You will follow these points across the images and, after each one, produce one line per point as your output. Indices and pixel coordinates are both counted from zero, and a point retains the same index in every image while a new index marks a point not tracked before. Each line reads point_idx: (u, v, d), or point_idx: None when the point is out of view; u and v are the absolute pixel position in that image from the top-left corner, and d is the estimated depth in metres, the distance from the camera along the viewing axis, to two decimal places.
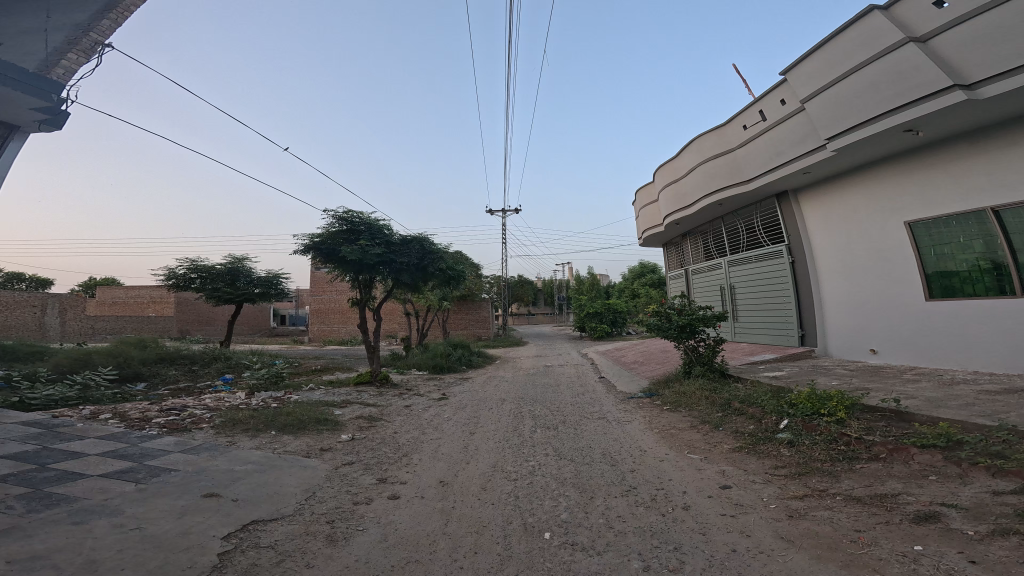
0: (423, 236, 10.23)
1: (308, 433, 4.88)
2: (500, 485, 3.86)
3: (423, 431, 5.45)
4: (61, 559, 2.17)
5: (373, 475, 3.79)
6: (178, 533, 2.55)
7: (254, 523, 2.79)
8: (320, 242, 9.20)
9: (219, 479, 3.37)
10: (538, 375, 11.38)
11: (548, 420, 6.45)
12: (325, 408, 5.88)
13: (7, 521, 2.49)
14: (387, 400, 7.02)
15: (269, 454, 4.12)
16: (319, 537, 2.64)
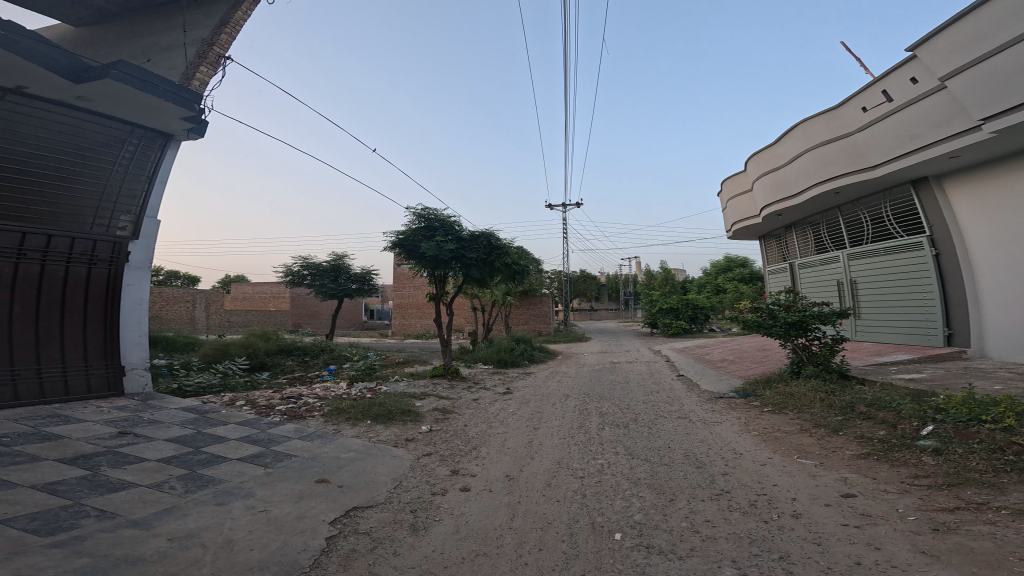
0: (491, 231, 10.48)
1: (395, 423, 5.36)
2: (568, 482, 3.91)
3: (490, 425, 5.67)
4: (207, 538, 2.67)
5: (448, 467, 4.06)
6: (295, 516, 2.99)
7: (355, 509, 3.17)
8: (402, 239, 9.83)
9: (326, 466, 3.85)
10: (606, 371, 11.15)
11: (618, 418, 6.34)
12: (407, 399, 6.39)
13: (172, 500, 3.12)
14: (458, 393, 7.41)
15: (363, 441, 4.61)
16: (404, 526, 2.92)
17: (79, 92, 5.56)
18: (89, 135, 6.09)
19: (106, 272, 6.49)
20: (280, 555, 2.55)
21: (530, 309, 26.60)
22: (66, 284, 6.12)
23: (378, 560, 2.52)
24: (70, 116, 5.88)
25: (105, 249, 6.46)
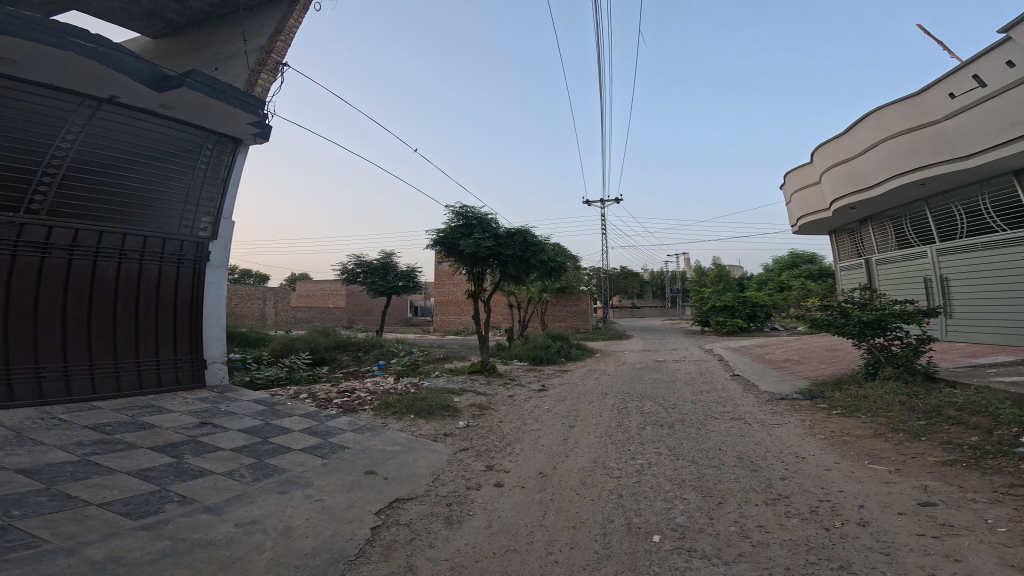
0: (527, 228, 10.50)
1: (435, 417, 5.54)
2: (604, 481, 3.91)
3: (525, 422, 5.73)
4: (270, 524, 2.92)
5: (483, 462, 4.17)
6: (346, 506, 3.20)
7: (397, 500, 3.34)
8: (441, 237, 10.07)
9: (373, 458, 4.06)
10: (647, 369, 10.93)
11: (660, 418, 6.21)
12: (446, 394, 6.59)
13: (242, 487, 3.43)
14: (494, 389, 7.53)
15: (406, 435, 4.80)
16: (440, 519, 3.05)
17: (162, 100, 5.96)
18: (172, 142, 6.49)
19: (193, 271, 6.77)
20: (330, 543, 2.74)
21: (568, 306, 26.38)
22: (161, 284, 6.40)
23: (415, 552, 2.64)
24: (155, 125, 6.29)
25: (192, 249, 6.75)
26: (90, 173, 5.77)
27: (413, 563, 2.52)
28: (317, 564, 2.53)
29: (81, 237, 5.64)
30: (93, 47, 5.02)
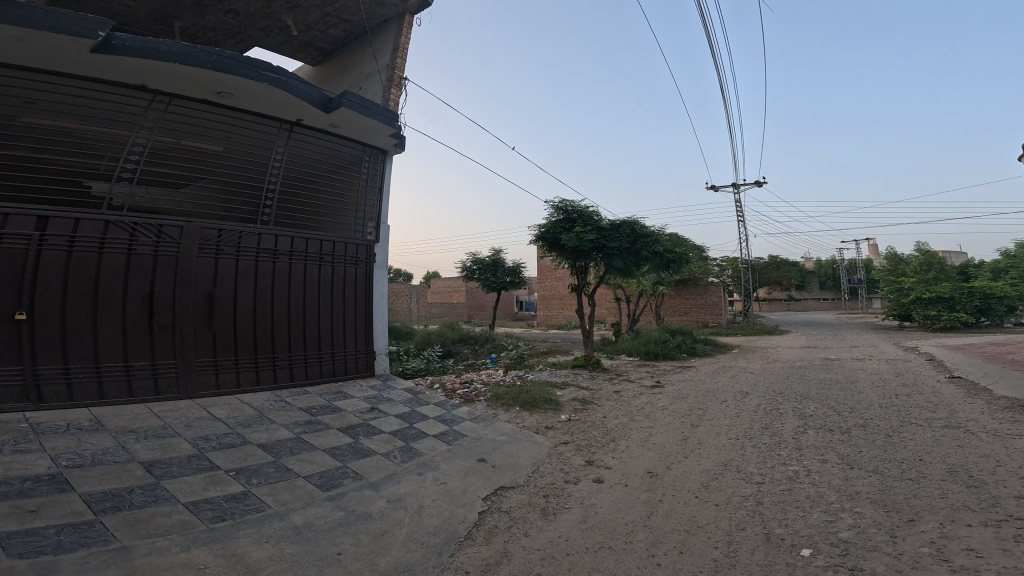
0: (632, 219, 10.02)
1: (537, 411, 5.43)
2: (736, 487, 3.46)
3: (633, 418, 5.44)
4: (413, 503, 3.05)
5: (583, 456, 4.07)
6: (461, 490, 3.31)
7: (502, 488, 3.39)
8: (543, 234, 10.13)
9: (483, 445, 4.14)
10: (808, 369, 9.42)
11: (824, 421, 5.22)
12: (549, 387, 6.51)
13: (392, 466, 3.60)
14: (599, 384, 7.32)
15: (510, 426, 4.84)
16: (535, 509, 3.04)
17: (332, 122, 5.84)
18: (341, 158, 6.34)
19: (372, 275, 6.45)
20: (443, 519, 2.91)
21: (694, 297, 24.43)
22: (352, 290, 6.20)
23: (513, 539, 2.63)
24: (330, 145, 6.19)
25: (369, 252, 6.45)
26: (292, 188, 5.83)
27: (510, 551, 2.51)
28: (435, 542, 2.59)
29: (296, 243, 5.62)
30: (277, 77, 4.93)
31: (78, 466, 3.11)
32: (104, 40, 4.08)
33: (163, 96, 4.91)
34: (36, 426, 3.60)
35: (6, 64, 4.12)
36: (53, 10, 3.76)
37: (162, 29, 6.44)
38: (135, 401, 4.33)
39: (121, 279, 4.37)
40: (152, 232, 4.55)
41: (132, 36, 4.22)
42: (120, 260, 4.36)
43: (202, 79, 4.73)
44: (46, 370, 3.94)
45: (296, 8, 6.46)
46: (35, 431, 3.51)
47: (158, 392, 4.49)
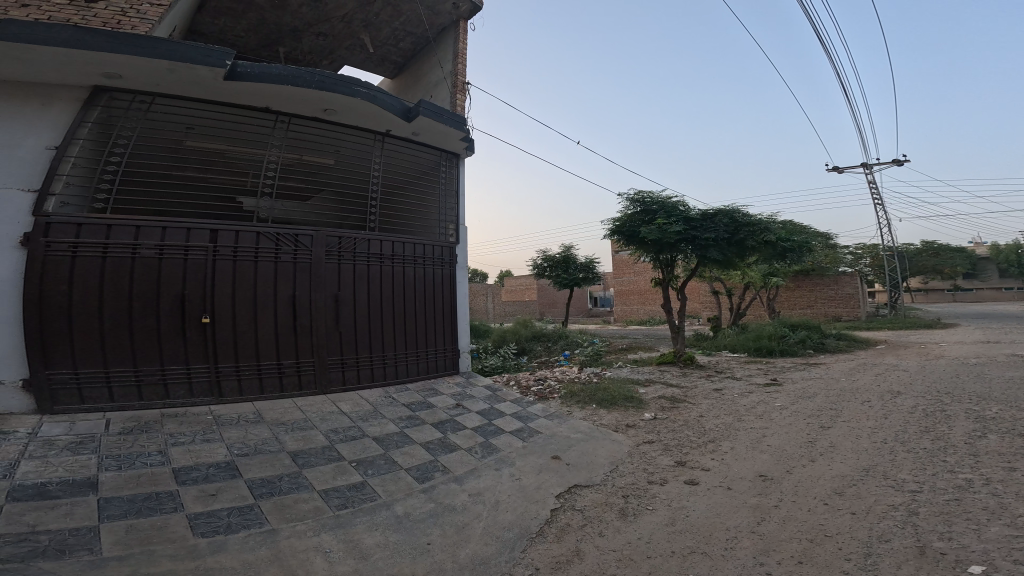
0: (731, 207, 9.17)
1: (618, 408, 4.45)
2: (881, 494, 2.74)
3: (740, 418, 4.48)
4: (495, 495, 2.83)
5: (672, 457, 3.36)
6: (533, 486, 2.90)
7: (575, 487, 2.87)
8: (619, 227, 9.74)
9: (557, 441, 3.57)
10: (988, 367, 7.45)
11: (1005, 425, 4.10)
12: (631, 385, 5.40)
13: (467, 459, 3.34)
14: (693, 381, 6.28)
15: (586, 423, 4.02)
16: (613, 509, 2.57)
17: (412, 129, 5.34)
18: (426, 164, 5.90)
19: (457, 278, 5.99)
20: (509, 514, 2.59)
21: (814, 291, 21.57)
22: (441, 294, 5.77)
23: (584, 538, 2.29)
24: (417, 151, 5.77)
25: (456, 253, 5.98)
26: (394, 194, 5.55)
27: (582, 549, 2.20)
28: (508, 537, 2.38)
29: (400, 247, 5.32)
30: (367, 92, 4.47)
31: (245, 456, 3.28)
32: (228, 71, 3.99)
33: (284, 117, 4.77)
34: (218, 418, 3.80)
35: (172, 96, 4.27)
36: (195, 45, 3.73)
37: (269, 55, 7.05)
38: (285, 396, 4.33)
39: (272, 285, 4.37)
40: (290, 242, 4.49)
41: (251, 63, 4.08)
42: (272, 267, 4.38)
43: (307, 99, 4.50)
44: (222, 367, 4.09)
45: (370, 26, 6.63)
46: (217, 422, 3.71)
47: (302, 386, 4.45)
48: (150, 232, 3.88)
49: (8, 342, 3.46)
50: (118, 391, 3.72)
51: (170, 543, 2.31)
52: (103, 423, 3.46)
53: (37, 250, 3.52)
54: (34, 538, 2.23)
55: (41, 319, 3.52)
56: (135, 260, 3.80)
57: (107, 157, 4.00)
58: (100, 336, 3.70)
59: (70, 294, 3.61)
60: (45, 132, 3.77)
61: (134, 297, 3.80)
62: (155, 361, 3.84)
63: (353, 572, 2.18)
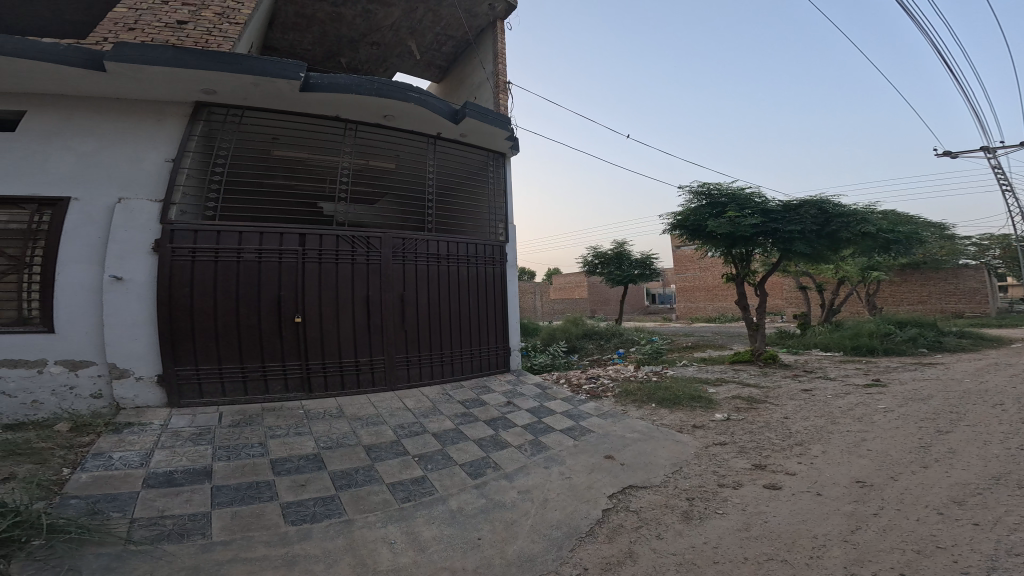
0: (818, 197, 8.32)
1: (682, 408, 4.12)
2: (1019, 505, 2.23)
3: (834, 420, 3.94)
4: (543, 493, 2.71)
5: (748, 459, 2.99)
6: (584, 485, 2.74)
7: (631, 487, 2.67)
8: (683, 221, 9.27)
9: (612, 441, 3.36)
10: None
11: None
12: (699, 385, 4.97)
13: (518, 457, 3.24)
14: (775, 381, 5.65)
15: (645, 423, 3.77)
16: (675, 512, 2.33)
17: (461, 130, 5.27)
18: (474, 164, 5.85)
19: (506, 276, 5.91)
20: (561, 514, 2.46)
21: (926, 286, 18.85)
22: (491, 292, 5.71)
23: (639, 539, 2.11)
24: (465, 151, 5.72)
25: (504, 253, 5.90)
26: (445, 194, 5.56)
27: (635, 551, 2.03)
28: (556, 536, 2.27)
29: (453, 246, 5.34)
30: (420, 98, 4.46)
31: (330, 449, 3.40)
32: (302, 84, 4.00)
33: (351, 124, 4.77)
34: (308, 412, 3.95)
35: (259, 110, 4.34)
36: (272, 58, 3.79)
37: (333, 65, 7.58)
38: (360, 392, 4.44)
39: (350, 286, 4.47)
40: (363, 245, 4.57)
41: (320, 74, 4.06)
42: (352, 270, 4.49)
43: (366, 106, 4.46)
44: (313, 365, 4.24)
45: (415, 32, 6.91)
46: (307, 416, 3.86)
47: (374, 383, 4.55)
48: (251, 237, 4.05)
49: (146, 341, 3.74)
50: (229, 386, 3.95)
51: (266, 531, 2.44)
52: (218, 415, 3.73)
53: (164, 255, 3.76)
54: (162, 522, 2.44)
55: (170, 318, 3.76)
56: (240, 265, 3.99)
57: (213, 168, 4.16)
58: (215, 336, 3.91)
59: (192, 295, 3.83)
60: (163, 145, 3.98)
61: (240, 299, 3.98)
62: (257, 358, 4.04)
63: (412, 563, 2.16)
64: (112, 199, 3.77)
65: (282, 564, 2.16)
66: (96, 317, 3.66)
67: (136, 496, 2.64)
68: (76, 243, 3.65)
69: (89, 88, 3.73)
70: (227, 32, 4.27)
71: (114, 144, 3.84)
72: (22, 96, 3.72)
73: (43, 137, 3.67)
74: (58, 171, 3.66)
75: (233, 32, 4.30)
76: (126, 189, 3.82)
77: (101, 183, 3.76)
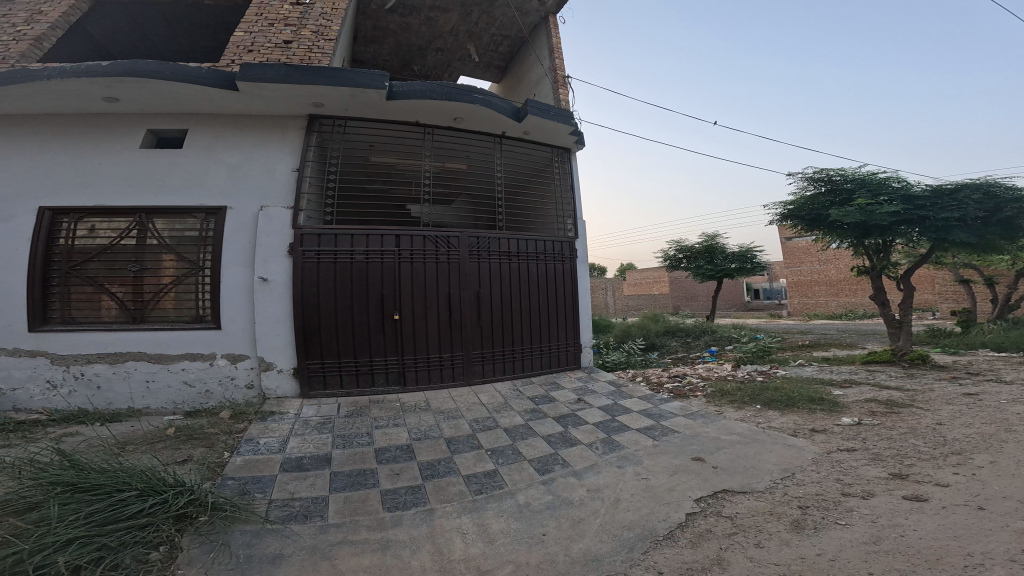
0: (984, 179, 6.80)
1: (798, 411, 3.56)
2: None
3: (1010, 428, 3.08)
4: (617, 493, 2.52)
5: (883, 468, 2.46)
6: (667, 487, 2.49)
7: (725, 491, 2.37)
8: (797, 211, 8.21)
9: (700, 442, 3.03)
10: None
11: None
12: (817, 386, 4.27)
13: (590, 456, 3.07)
14: (923, 384, 4.62)
15: (747, 425, 3.34)
16: (783, 520, 2.00)
17: (524, 129, 5.32)
18: (538, 161, 5.88)
19: (577, 273, 5.82)
20: (640, 516, 2.26)
21: None
22: (562, 288, 5.67)
23: (732, 547, 1.88)
24: (529, 149, 5.77)
25: (575, 248, 5.82)
26: (512, 193, 5.65)
27: (725, 559, 1.81)
28: (627, 537, 2.10)
29: (526, 244, 5.39)
30: (485, 98, 4.65)
31: (418, 440, 3.57)
32: (387, 92, 4.34)
33: (428, 129, 5.05)
34: (404, 405, 4.24)
35: (361, 120, 4.81)
36: (364, 69, 4.16)
37: (408, 74, 8.15)
38: (443, 387, 4.67)
39: (435, 283, 4.75)
40: (444, 245, 4.82)
41: (396, 82, 4.37)
42: (439, 268, 4.78)
43: (438, 110, 4.72)
44: (407, 360, 4.56)
45: (473, 34, 7.16)
46: (403, 409, 4.13)
47: (453, 378, 4.76)
48: (360, 240, 4.48)
49: (286, 337, 4.27)
50: (346, 379, 4.40)
51: (369, 515, 2.59)
52: (336, 406, 4.15)
53: (297, 257, 4.29)
54: (292, 504, 2.72)
55: (303, 315, 4.27)
56: (353, 265, 4.43)
57: (328, 176, 4.67)
58: (335, 330, 4.37)
59: (318, 294, 4.33)
60: (290, 156, 4.50)
61: (354, 297, 4.42)
62: (365, 353, 4.45)
63: (481, 555, 2.14)
64: (256, 207, 4.35)
65: (376, 547, 2.27)
66: (248, 313, 4.25)
67: (275, 479, 2.99)
68: (235, 248, 4.27)
69: (232, 107, 4.34)
70: (323, 48, 4.87)
71: (255, 157, 4.43)
72: (185, 117, 4.41)
73: (203, 151, 4.34)
74: (216, 181, 4.32)
75: (327, 48, 4.89)
76: (265, 198, 4.39)
77: (247, 193, 4.37)
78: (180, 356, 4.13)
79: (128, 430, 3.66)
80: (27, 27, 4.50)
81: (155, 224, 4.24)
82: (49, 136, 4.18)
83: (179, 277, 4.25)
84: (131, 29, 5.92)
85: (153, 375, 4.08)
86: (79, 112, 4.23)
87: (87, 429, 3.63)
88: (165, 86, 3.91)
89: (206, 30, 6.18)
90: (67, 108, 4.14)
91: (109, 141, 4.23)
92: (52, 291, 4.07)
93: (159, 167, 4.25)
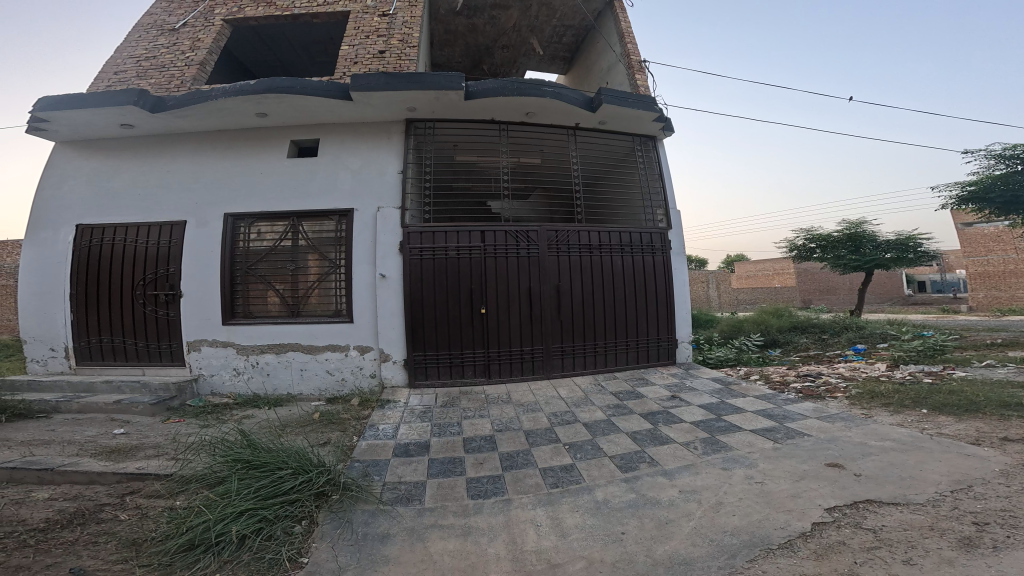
0: None
1: (982, 417, 2.78)
2: None
3: None
4: (718, 497, 2.24)
5: None
6: (789, 493, 2.14)
7: (868, 502, 1.95)
8: None
9: (839, 447, 2.55)
10: None
11: None
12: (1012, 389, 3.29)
13: (690, 456, 2.78)
14: None
15: (905, 430, 2.71)
16: (947, 538, 1.58)
17: (600, 117, 5.26)
18: (618, 151, 5.75)
19: (668, 265, 5.47)
20: (746, 522, 1.98)
21: None
22: (652, 282, 5.37)
23: (868, 562, 1.54)
24: (608, 138, 5.67)
25: (664, 239, 5.50)
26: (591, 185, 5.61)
27: None
28: (730, 543, 1.86)
29: (611, 236, 5.25)
30: (556, 91, 4.74)
31: (501, 431, 3.64)
32: (465, 92, 4.70)
33: (505, 125, 5.34)
34: (489, 396, 4.42)
35: (448, 122, 5.28)
36: (444, 74, 4.60)
37: (478, 75, 8.63)
38: (524, 380, 4.80)
39: (516, 276, 4.89)
40: (528, 239, 4.94)
41: (473, 82, 4.71)
42: (523, 262, 4.91)
43: (513, 106, 4.95)
44: (491, 353, 4.79)
45: (535, 28, 7.36)
46: (488, 401, 4.30)
47: (533, 372, 4.87)
48: (453, 236, 4.85)
49: (398, 328, 4.75)
50: (439, 372, 4.77)
51: (455, 501, 2.70)
52: (433, 396, 4.50)
53: (405, 254, 4.79)
54: (399, 486, 2.96)
55: (410, 307, 4.75)
56: (447, 259, 4.81)
57: (425, 176, 5.20)
58: (431, 320, 4.76)
59: (420, 287, 4.77)
60: (399, 159, 5.13)
61: (445, 288, 4.78)
62: (454, 345, 4.77)
63: (553, 548, 2.08)
64: (374, 208, 5.00)
65: (459, 532, 2.35)
66: (370, 305, 4.86)
67: (389, 463, 3.29)
68: (359, 247, 4.93)
69: (351, 115, 5.09)
70: (411, 55, 5.55)
71: (371, 159, 5.13)
72: (319, 129, 5.27)
73: (333, 158, 5.16)
74: (346, 186, 5.08)
75: (413, 54, 5.56)
76: (380, 200, 5.02)
77: (366, 194, 5.05)
78: (325, 347, 4.87)
79: (287, 413, 4.41)
80: (194, 54, 5.84)
81: (304, 227, 5.12)
82: (223, 152, 5.28)
83: (323, 273, 5.05)
84: (264, 49, 7.31)
85: (305, 364, 4.87)
86: (242, 129, 5.30)
87: (260, 412, 4.46)
88: (304, 100, 4.71)
89: (320, 46, 7.39)
90: (230, 125, 5.20)
91: (265, 153, 5.23)
92: (239, 290, 5.10)
93: (303, 175, 5.13)
